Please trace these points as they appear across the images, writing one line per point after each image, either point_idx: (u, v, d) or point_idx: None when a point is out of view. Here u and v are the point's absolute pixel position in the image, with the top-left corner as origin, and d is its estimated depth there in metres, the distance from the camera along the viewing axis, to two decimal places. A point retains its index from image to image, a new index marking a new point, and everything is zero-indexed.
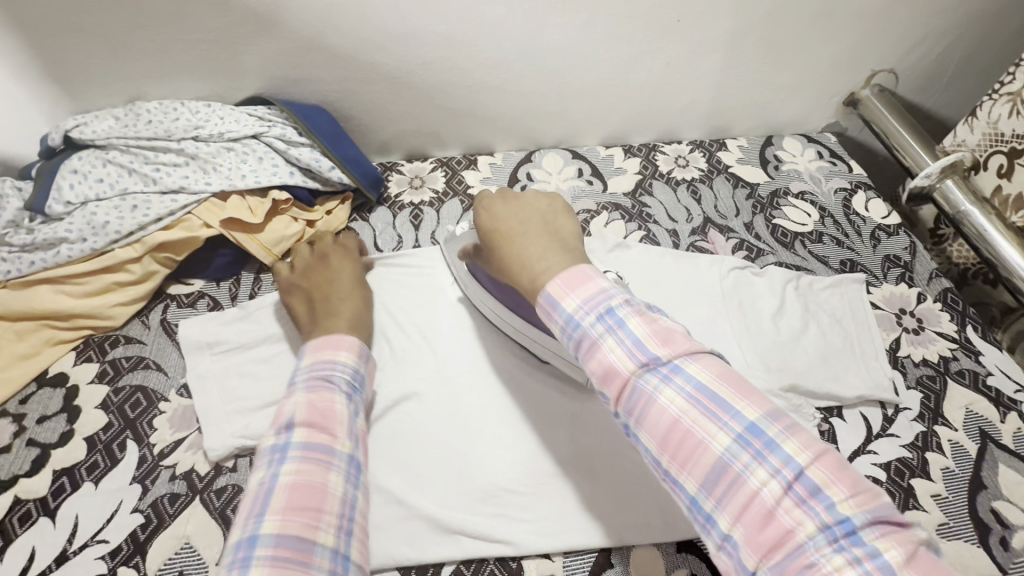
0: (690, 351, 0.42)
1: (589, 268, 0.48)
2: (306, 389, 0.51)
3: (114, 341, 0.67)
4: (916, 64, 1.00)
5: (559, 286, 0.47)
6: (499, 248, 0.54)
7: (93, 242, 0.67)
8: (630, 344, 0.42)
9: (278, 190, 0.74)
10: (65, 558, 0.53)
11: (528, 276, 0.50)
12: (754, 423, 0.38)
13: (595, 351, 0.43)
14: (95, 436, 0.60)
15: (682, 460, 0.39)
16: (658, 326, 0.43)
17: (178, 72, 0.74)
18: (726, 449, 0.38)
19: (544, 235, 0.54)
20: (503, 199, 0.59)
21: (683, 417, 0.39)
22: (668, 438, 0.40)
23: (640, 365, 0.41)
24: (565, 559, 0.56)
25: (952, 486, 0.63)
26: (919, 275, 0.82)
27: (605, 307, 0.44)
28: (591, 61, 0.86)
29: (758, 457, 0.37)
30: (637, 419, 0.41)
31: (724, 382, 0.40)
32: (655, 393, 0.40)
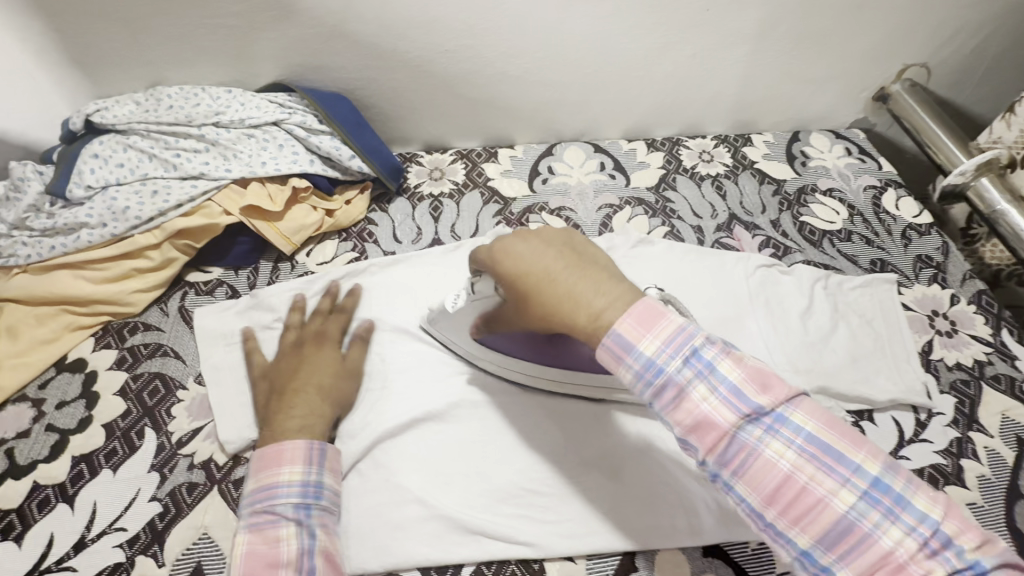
0: (791, 397, 0.40)
1: (651, 301, 0.44)
2: (249, 530, 0.48)
3: (132, 328, 0.67)
4: (949, 58, 0.97)
5: (631, 325, 0.42)
6: (536, 291, 0.46)
7: (113, 228, 0.66)
8: (726, 393, 0.40)
9: (297, 178, 0.73)
10: (84, 545, 0.52)
11: (585, 316, 0.44)
12: (877, 477, 0.37)
13: (685, 402, 0.41)
14: (114, 422, 0.60)
15: (796, 515, 0.38)
16: (754, 371, 0.41)
17: (198, 57, 0.73)
18: (850, 506, 0.37)
19: (585, 266, 0.46)
20: (520, 238, 0.48)
21: (796, 472, 0.38)
22: (780, 494, 0.38)
23: (741, 417, 0.39)
24: (588, 562, 0.55)
25: (989, 495, 0.61)
26: (952, 276, 0.80)
27: (691, 351, 0.42)
28: (615, 51, 0.84)
29: (888, 514, 0.36)
30: (738, 472, 0.39)
31: (834, 430, 0.39)
32: (762, 446, 0.39)
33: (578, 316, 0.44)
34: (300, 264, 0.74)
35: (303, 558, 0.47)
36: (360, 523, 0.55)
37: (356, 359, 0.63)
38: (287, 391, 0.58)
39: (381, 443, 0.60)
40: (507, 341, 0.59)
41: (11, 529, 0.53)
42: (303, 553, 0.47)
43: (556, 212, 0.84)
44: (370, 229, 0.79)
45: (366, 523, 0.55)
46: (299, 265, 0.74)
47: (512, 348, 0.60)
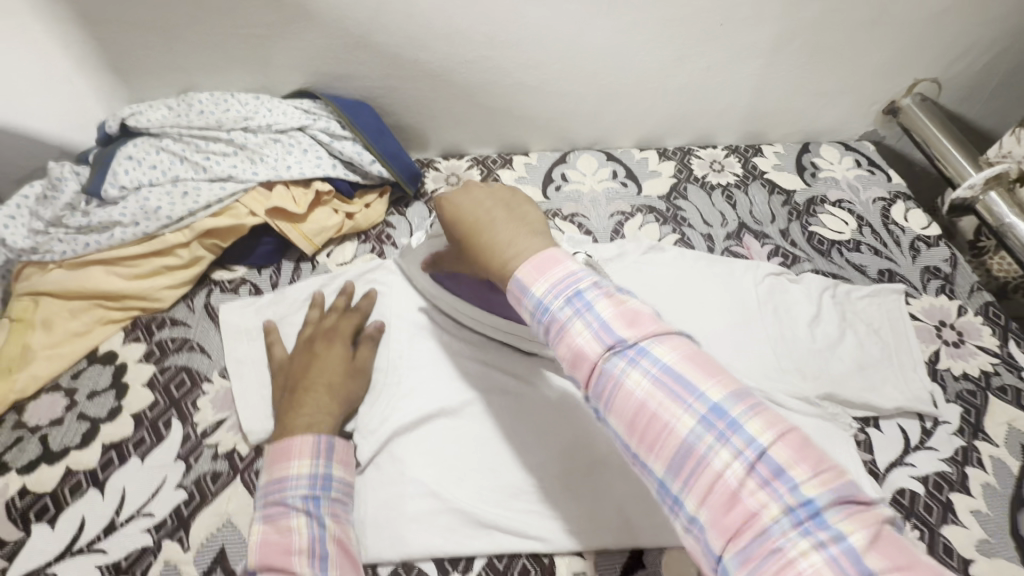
0: (656, 334, 0.43)
1: (559, 252, 0.48)
2: (264, 521, 0.51)
3: (160, 322, 0.69)
4: (960, 74, 0.98)
5: (530, 271, 0.47)
6: (469, 240, 0.53)
7: (145, 226, 0.69)
8: (597, 329, 0.43)
9: (321, 181, 0.76)
10: (113, 528, 0.55)
11: (499, 262, 0.50)
12: (719, 405, 0.39)
13: (564, 336, 0.44)
14: (143, 413, 0.62)
15: (650, 441, 0.40)
16: (626, 310, 0.44)
17: (229, 64, 0.76)
18: (690, 431, 0.39)
19: (512, 219, 0.53)
20: (462, 190, 0.57)
21: (649, 400, 0.40)
22: (636, 421, 0.41)
23: (607, 349, 0.42)
24: (597, 558, 0.56)
25: (994, 503, 0.62)
26: (960, 288, 0.81)
27: (574, 291, 0.45)
28: (630, 62, 0.86)
29: (721, 439, 0.38)
30: (604, 401, 0.42)
31: (691, 364, 0.41)
32: (623, 376, 0.42)
33: (493, 260, 0.50)
34: (321, 264, 0.77)
35: (315, 545, 0.49)
36: (376, 515, 0.57)
37: (366, 357, 0.65)
38: (297, 390, 0.60)
39: (398, 439, 0.61)
40: (457, 280, 0.66)
41: (45, 511, 0.56)
42: (316, 541, 0.49)
43: (569, 218, 0.86)
44: (388, 232, 0.81)
45: (383, 515, 0.57)
46: (320, 265, 0.77)
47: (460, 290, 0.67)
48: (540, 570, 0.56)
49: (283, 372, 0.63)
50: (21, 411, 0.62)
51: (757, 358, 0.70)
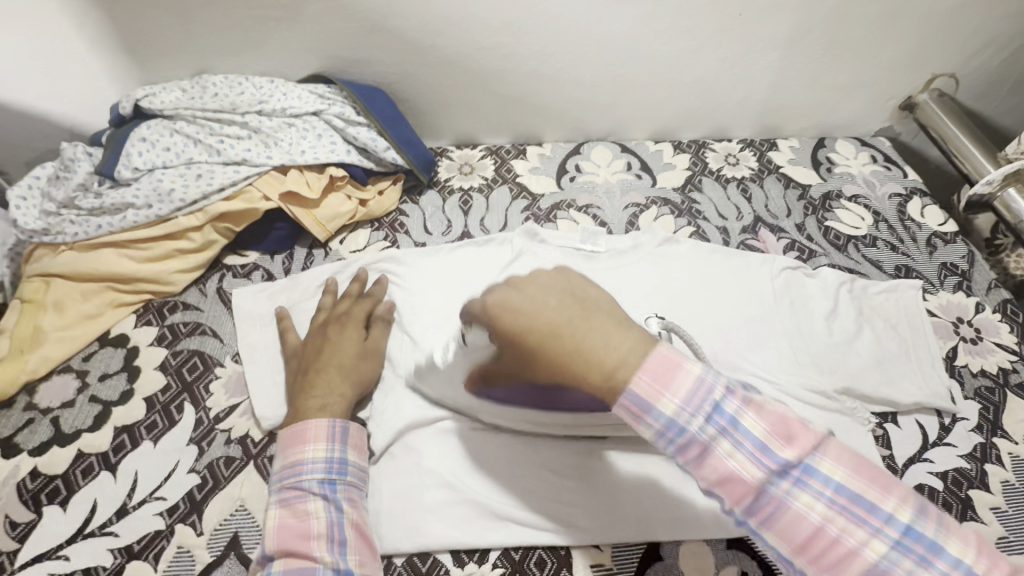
0: (816, 445, 0.39)
1: (670, 350, 0.41)
2: (280, 505, 0.50)
3: (172, 306, 0.69)
4: (978, 70, 0.97)
5: (648, 383, 0.40)
6: (543, 351, 0.41)
7: (159, 209, 0.68)
8: (751, 449, 0.39)
9: (335, 166, 0.75)
10: (126, 512, 0.54)
11: (600, 376, 0.40)
12: (908, 524, 0.36)
13: (709, 459, 0.39)
14: (155, 396, 0.62)
15: (829, 565, 0.37)
16: (776, 420, 0.40)
17: (244, 47, 0.75)
18: (882, 555, 0.36)
19: (591, 315, 0.41)
20: (512, 287, 0.44)
21: (827, 524, 0.37)
22: (812, 546, 0.37)
23: (769, 473, 0.38)
24: (614, 550, 0.56)
25: (1013, 499, 0.61)
26: (977, 284, 0.80)
27: (712, 406, 0.40)
28: (647, 52, 0.85)
29: (922, 562, 0.35)
30: (766, 523, 0.38)
31: (860, 475, 0.38)
32: (791, 499, 0.38)
33: (592, 374, 0.40)
34: (334, 251, 0.76)
35: (334, 531, 0.49)
36: (391, 503, 0.56)
37: (378, 339, 0.65)
38: (310, 371, 0.59)
39: (413, 428, 0.61)
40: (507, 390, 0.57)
41: (57, 494, 0.55)
42: (333, 526, 0.49)
43: (583, 209, 0.85)
44: (401, 220, 0.80)
45: (398, 503, 0.56)
46: (332, 252, 0.76)
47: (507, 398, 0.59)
48: (556, 561, 0.55)
49: (294, 356, 0.62)
50: (32, 392, 0.61)
51: (774, 352, 0.69)
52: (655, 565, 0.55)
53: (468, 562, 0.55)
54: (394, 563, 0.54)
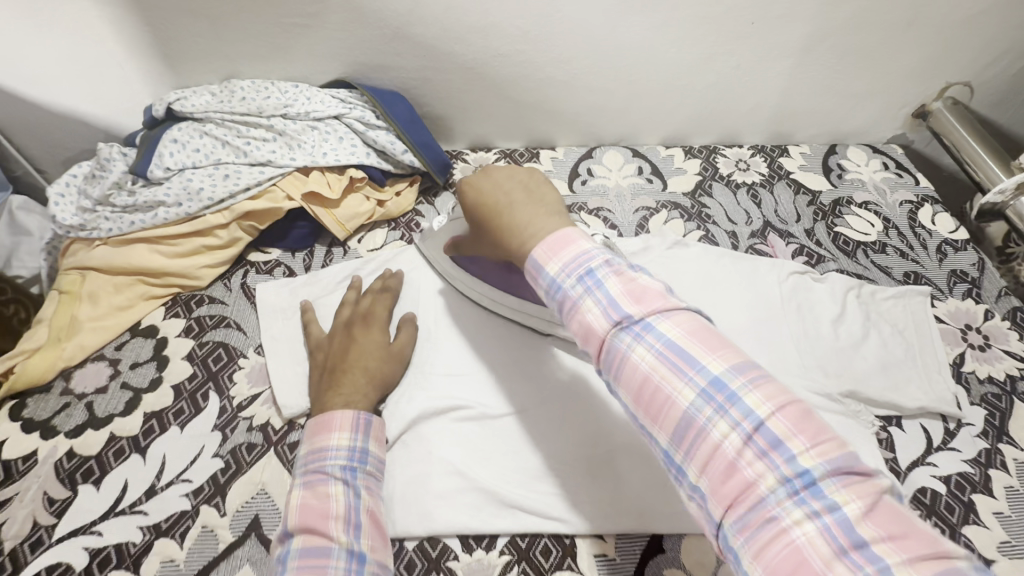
0: (662, 309, 0.43)
1: (573, 231, 0.49)
2: (303, 487, 0.51)
3: (199, 300, 0.72)
4: (995, 78, 0.97)
5: (544, 251, 0.48)
6: (489, 217, 0.54)
7: (188, 207, 0.72)
8: (605, 305, 0.44)
9: (355, 168, 0.78)
10: (155, 492, 0.57)
11: (517, 240, 0.51)
12: (720, 378, 0.39)
13: (575, 312, 0.45)
14: (182, 384, 0.65)
15: (652, 411, 0.41)
16: (634, 286, 0.44)
17: (271, 53, 0.79)
18: (691, 403, 0.39)
19: (531, 202, 0.53)
20: (483, 173, 0.57)
21: (653, 373, 0.41)
22: (640, 395, 0.41)
23: (613, 324, 0.43)
24: (618, 541, 0.58)
25: (1017, 505, 0.62)
26: (987, 292, 0.80)
27: (586, 270, 0.46)
28: (660, 60, 0.87)
29: (720, 411, 0.38)
30: (611, 372, 0.43)
31: (695, 339, 0.42)
32: (628, 349, 0.42)
33: (512, 238, 0.52)
34: (352, 249, 0.79)
35: (351, 514, 0.50)
36: (404, 489, 0.59)
37: (402, 344, 0.67)
38: (337, 369, 0.61)
39: (427, 419, 0.63)
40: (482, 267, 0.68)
41: (90, 474, 0.58)
42: (351, 509, 0.50)
43: (594, 212, 0.87)
44: (417, 220, 0.83)
45: (410, 491, 0.59)
46: (351, 251, 0.79)
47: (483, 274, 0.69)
48: (562, 550, 0.57)
49: (321, 349, 0.65)
50: (67, 378, 0.65)
51: (780, 356, 0.70)
52: (658, 558, 0.56)
53: (475, 549, 0.57)
54: (404, 547, 0.56)
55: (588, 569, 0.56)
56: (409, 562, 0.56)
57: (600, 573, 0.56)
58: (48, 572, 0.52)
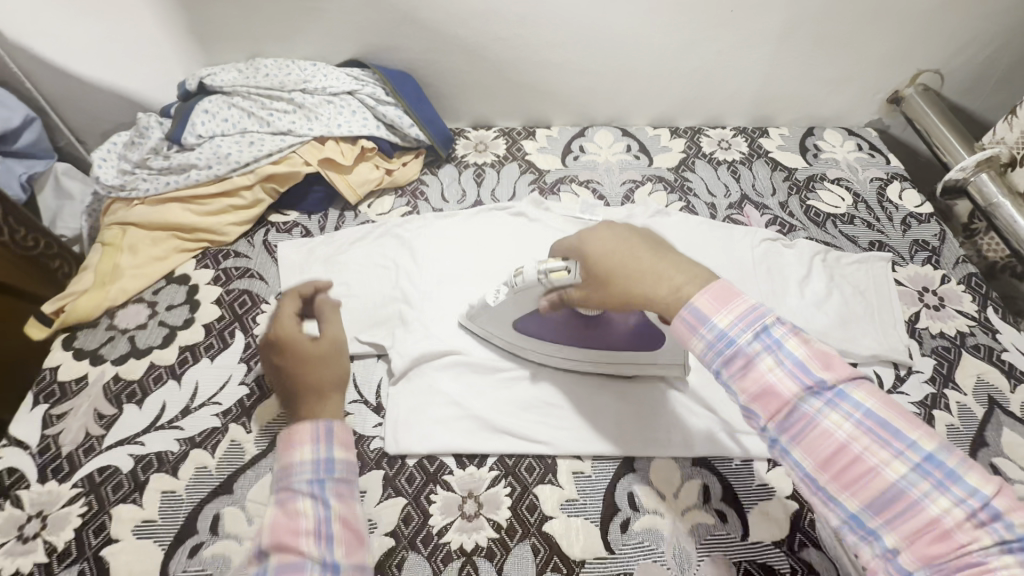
0: (853, 377, 0.44)
1: (728, 284, 0.50)
2: (273, 505, 0.50)
3: (225, 254, 0.80)
4: (964, 65, 1.04)
5: (708, 302, 0.49)
6: (614, 266, 0.54)
7: (217, 169, 0.80)
8: (791, 366, 0.45)
9: (366, 139, 0.86)
10: (189, 411, 0.66)
11: (667, 288, 0.51)
12: (932, 454, 0.40)
13: (750, 370, 0.46)
14: (211, 324, 0.73)
15: (846, 480, 0.42)
16: (817, 349, 0.45)
17: (293, 35, 0.87)
18: (900, 475, 0.40)
19: (660, 248, 0.55)
20: (605, 227, 0.58)
21: (851, 441, 0.42)
22: (833, 459, 0.43)
23: (803, 388, 0.44)
24: (594, 462, 0.65)
25: (956, 440, 0.68)
26: (945, 259, 0.87)
27: (761, 326, 0.47)
28: (647, 45, 0.95)
29: (938, 486, 0.39)
30: (794, 437, 0.44)
31: (892, 410, 0.43)
32: (820, 416, 0.43)
33: (660, 289, 0.52)
34: (363, 213, 0.87)
35: (322, 526, 0.49)
36: (407, 415, 0.67)
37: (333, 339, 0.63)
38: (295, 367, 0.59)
39: (428, 358, 0.71)
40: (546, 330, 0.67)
41: (133, 395, 0.67)
42: (321, 521, 0.49)
43: (584, 183, 0.94)
44: (422, 188, 0.91)
45: (412, 417, 0.67)
46: (361, 214, 0.87)
47: (557, 333, 0.67)
48: (544, 468, 0.64)
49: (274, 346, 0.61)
50: (111, 316, 0.73)
51: None
52: (629, 476, 0.64)
53: (468, 465, 0.64)
54: (405, 463, 0.64)
55: (567, 483, 0.63)
56: (409, 476, 0.63)
57: (576, 487, 0.63)
58: (99, 472, 0.61)
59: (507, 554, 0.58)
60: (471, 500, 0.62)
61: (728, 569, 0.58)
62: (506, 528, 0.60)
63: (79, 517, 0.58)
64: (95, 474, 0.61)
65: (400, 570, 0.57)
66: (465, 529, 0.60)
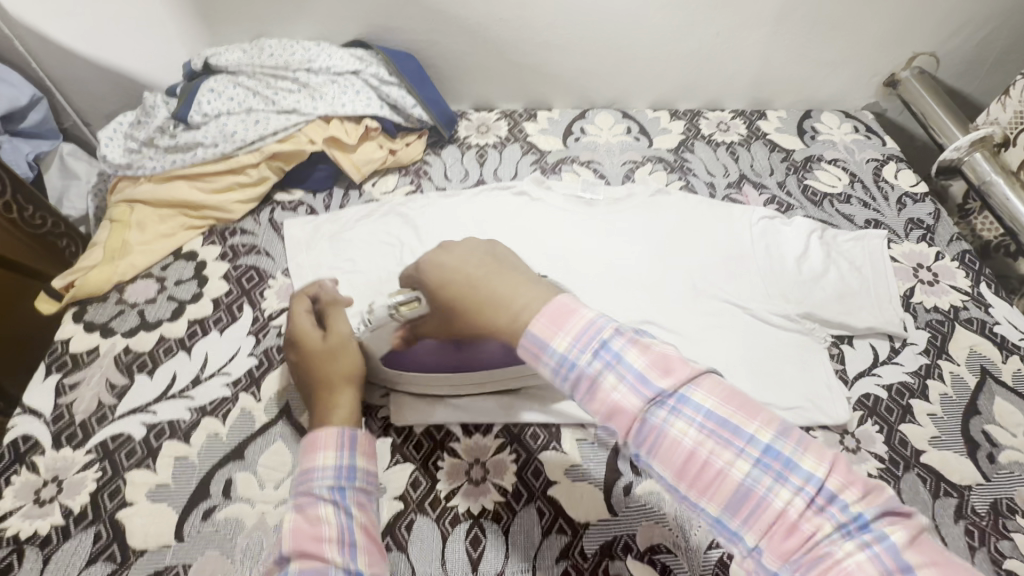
0: (692, 378, 0.43)
1: (568, 299, 0.47)
2: (293, 510, 0.50)
3: (232, 231, 0.81)
4: (958, 48, 1.05)
5: (544, 325, 0.46)
6: (459, 297, 0.51)
7: (223, 148, 0.81)
8: (632, 381, 0.42)
9: (370, 119, 0.87)
10: (199, 381, 0.67)
11: (507, 316, 0.48)
12: (769, 445, 0.40)
13: (596, 391, 0.43)
14: (220, 298, 0.74)
15: (703, 485, 0.40)
16: (656, 356, 0.43)
17: (297, 15, 0.88)
18: (746, 475, 0.39)
19: (505, 271, 0.51)
20: (444, 250, 0.55)
21: (699, 448, 0.40)
22: (687, 470, 0.41)
23: (645, 402, 0.42)
24: (597, 430, 0.66)
25: (949, 408, 0.70)
26: (940, 237, 0.89)
27: (600, 343, 0.44)
28: (647, 27, 0.96)
29: (779, 478, 0.38)
30: (651, 451, 0.42)
31: (732, 406, 0.41)
32: (668, 427, 0.41)
33: (500, 317, 0.48)
34: (367, 192, 0.88)
35: (343, 534, 0.48)
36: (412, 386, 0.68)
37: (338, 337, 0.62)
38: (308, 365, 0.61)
39: None
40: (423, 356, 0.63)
41: (145, 366, 0.68)
42: (343, 530, 0.48)
43: (585, 164, 0.96)
44: (425, 168, 0.92)
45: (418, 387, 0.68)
46: (366, 193, 0.88)
47: (428, 364, 0.64)
48: (548, 436, 0.66)
49: (291, 346, 0.63)
50: (120, 291, 0.74)
51: (746, 285, 0.80)
52: None
53: (474, 434, 0.65)
54: (413, 431, 0.65)
55: (571, 449, 0.65)
56: (417, 443, 0.65)
57: (580, 454, 0.64)
58: (112, 440, 0.62)
59: (513, 517, 0.60)
60: (478, 466, 0.63)
61: None
62: (512, 492, 0.61)
63: (94, 482, 0.59)
64: (109, 441, 0.62)
65: (409, 532, 0.58)
66: (472, 493, 0.61)
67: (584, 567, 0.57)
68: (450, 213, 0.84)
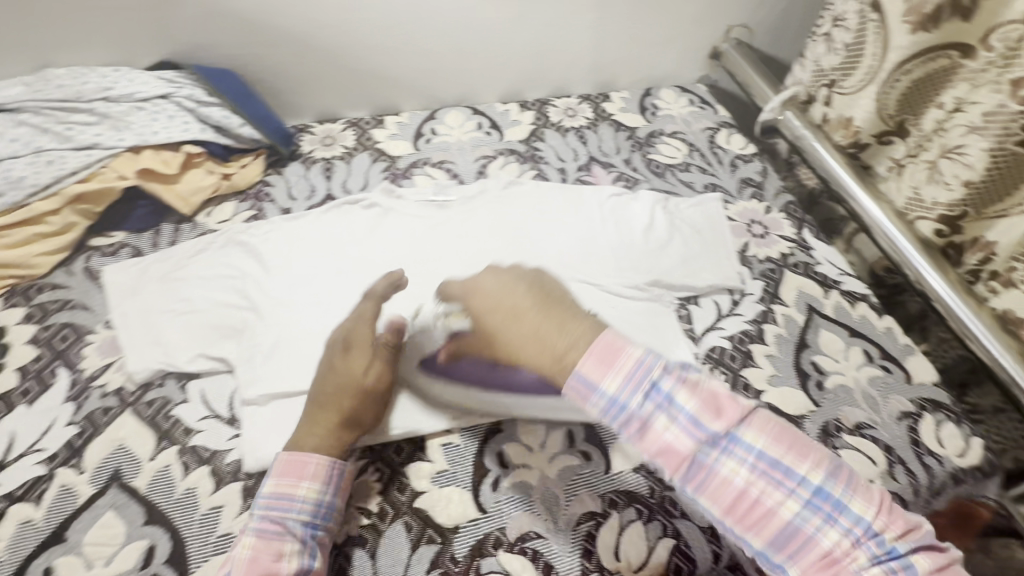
0: (742, 417, 0.45)
1: (614, 336, 0.48)
2: (257, 532, 0.51)
3: (38, 288, 0.72)
4: (765, 18, 1.15)
5: (592, 366, 0.47)
6: (501, 324, 0.52)
7: (11, 196, 0.72)
8: (685, 422, 0.45)
9: (190, 145, 0.81)
10: (6, 465, 0.59)
11: (552, 355, 0.49)
12: (820, 486, 0.43)
13: (648, 431, 0.45)
14: (27, 366, 0.66)
15: (749, 521, 0.44)
16: (708, 398, 0.45)
17: (88, 41, 0.81)
18: (795, 514, 0.43)
19: (549, 308, 0.51)
20: (491, 272, 0.56)
21: (750, 487, 0.44)
22: (737, 506, 0.44)
23: (698, 442, 0.44)
24: (462, 432, 0.66)
25: (783, 347, 0.77)
26: (768, 192, 0.97)
27: (650, 384, 0.46)
28: (476, 26, 0.97)
29: (828, 518, 0.43)
30: (697, 488, 0.45)
31: (782, 445, 0.44)
32: (717, 465, 0.44)
33: (545, 355, 0.49)
34: (201, 223, 0.82)
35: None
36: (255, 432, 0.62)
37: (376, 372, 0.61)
38: (335, 373, 0.60)
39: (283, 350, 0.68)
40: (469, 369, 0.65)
41: None
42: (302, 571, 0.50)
43: (437, 164, 0.95)
44: (266, 190, 0.87)
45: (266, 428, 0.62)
46: (199, 224, 0.82)
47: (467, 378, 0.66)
48: (412, 447, 0.64)
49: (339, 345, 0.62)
50: None
51: (596, 262, 0.83)
52: (497, 437, 0.65)
53: None
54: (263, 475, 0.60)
55: (437, 457, 0.64)
56: None
57: (448, 458, 0.64)
58: None
59: (379, 538, 0.58)
60: None
61: (594, 502, 0.61)
62: (377, 512, 0.59)
63: None
64: None
65: None
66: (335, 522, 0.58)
67: (456, 573, 0.56)
68: (293, 233, 0.80)
